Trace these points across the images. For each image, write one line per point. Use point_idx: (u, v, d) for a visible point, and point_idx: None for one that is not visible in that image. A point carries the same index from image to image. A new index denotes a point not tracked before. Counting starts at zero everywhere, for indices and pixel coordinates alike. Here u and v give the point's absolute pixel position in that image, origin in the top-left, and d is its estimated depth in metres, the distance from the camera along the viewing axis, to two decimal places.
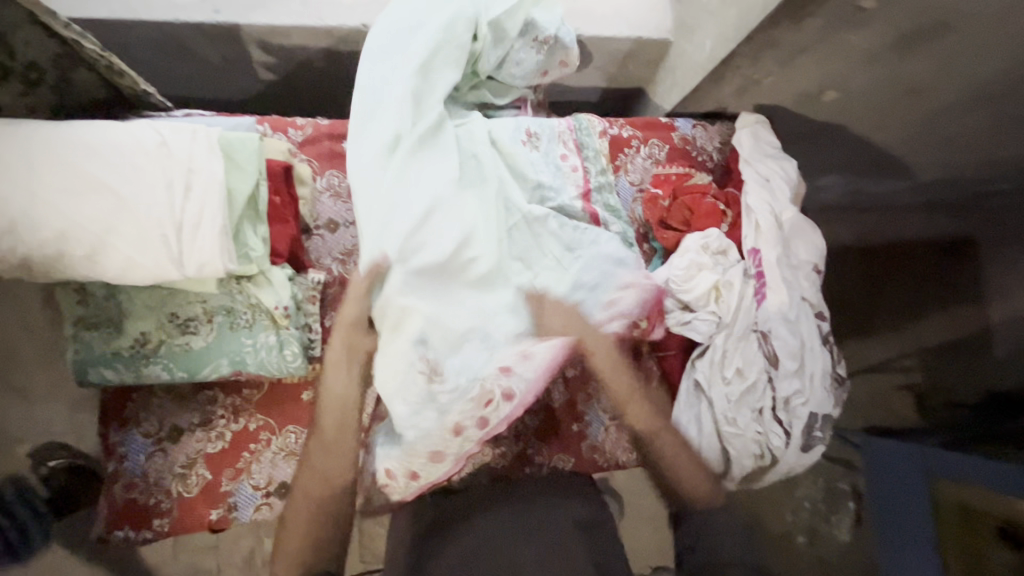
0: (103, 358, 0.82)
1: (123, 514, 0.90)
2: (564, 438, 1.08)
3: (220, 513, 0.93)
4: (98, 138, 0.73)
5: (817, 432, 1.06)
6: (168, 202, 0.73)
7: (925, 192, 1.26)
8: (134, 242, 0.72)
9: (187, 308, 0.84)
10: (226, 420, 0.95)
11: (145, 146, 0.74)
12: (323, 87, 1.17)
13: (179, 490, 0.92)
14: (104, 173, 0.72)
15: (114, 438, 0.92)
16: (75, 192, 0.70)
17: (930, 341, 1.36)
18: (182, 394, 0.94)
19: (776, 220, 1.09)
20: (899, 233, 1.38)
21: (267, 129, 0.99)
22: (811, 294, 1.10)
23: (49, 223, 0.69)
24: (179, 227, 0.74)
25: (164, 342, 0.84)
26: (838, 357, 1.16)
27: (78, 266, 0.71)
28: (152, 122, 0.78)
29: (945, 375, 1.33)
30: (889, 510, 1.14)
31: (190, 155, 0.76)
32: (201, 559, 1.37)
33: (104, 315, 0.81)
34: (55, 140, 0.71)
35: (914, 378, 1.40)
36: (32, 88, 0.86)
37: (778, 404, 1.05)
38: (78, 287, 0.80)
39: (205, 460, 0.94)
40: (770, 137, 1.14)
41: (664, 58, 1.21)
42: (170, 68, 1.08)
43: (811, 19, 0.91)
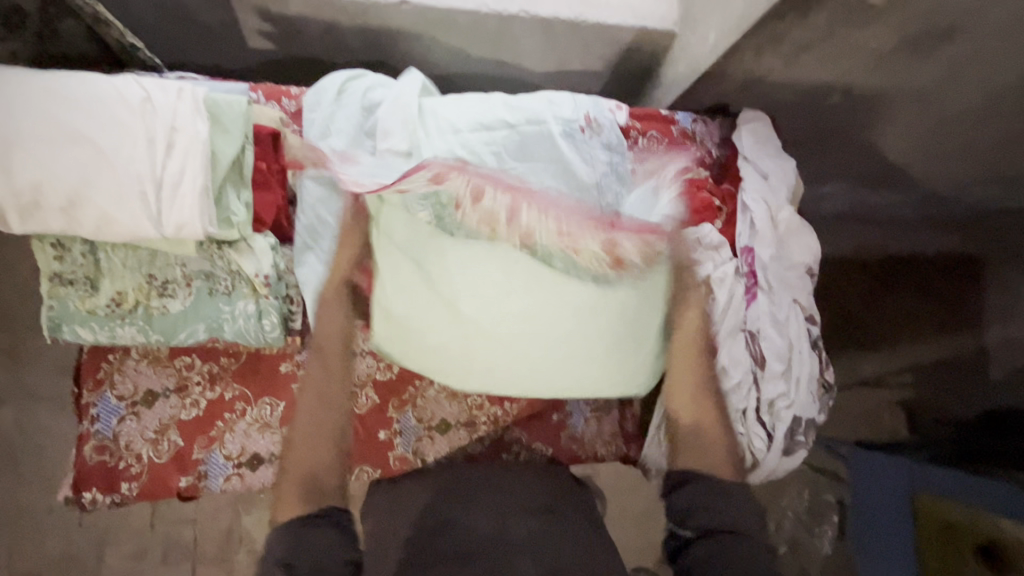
0: (77, 314, 0.81)
1: (94, 475, 0.90)
2: (543, 426, 1.07)
3: (190, 481, 0.92)
4: (76, 89, 0.72)
5: (800, 437, 1.03)
6: (148, 158, 0.72)
7: (927, 208, 1.31)
8: (111, 195, 0.71)
9: (166, 270, 0.84)
10: (202, 387, 0.94)
11: (127, 102, 0.73)
12: (315, 60, 1.15)
13: (150, 454, 0.92)
14: (85, 123, 0.71)
15: (87, 399, 0.91)
16: (54, 143, 0.69)
17: (924, 361, 1.40)
18: (159, 357, 0.93)
19: (773, 220, 1.07)
20: (901, 247, 1.41)
21: (260, 97, 0.92)
22: (802, 297, 1.08)
23: (28, 172, 0.68)
24: (159, 186, 0.73)
25: (141, 302, 0.83)
26: (825, 361, 1.14)
27: (54, 216, 0.71)
28: (138, 76, 0.76)
29: (937, 392, 1.38)
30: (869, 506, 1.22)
31: (174, 113, 0.75)
32: (179, 530, 1.40)
33: (78, 272, 0.80)
34: (32, 87, 0.70)
35: (906, 394, 1.41)
36: (14, 33, 0.81)
37: (763, 407, 1.02)
38: (54, 242, 0.79)
39: (177, 427, 0.93)
40: (772, 134, 1.13)
41: (668, 51, 1.19)
42: (168, 34, 1.08)
43: (817, 14, 0.88)
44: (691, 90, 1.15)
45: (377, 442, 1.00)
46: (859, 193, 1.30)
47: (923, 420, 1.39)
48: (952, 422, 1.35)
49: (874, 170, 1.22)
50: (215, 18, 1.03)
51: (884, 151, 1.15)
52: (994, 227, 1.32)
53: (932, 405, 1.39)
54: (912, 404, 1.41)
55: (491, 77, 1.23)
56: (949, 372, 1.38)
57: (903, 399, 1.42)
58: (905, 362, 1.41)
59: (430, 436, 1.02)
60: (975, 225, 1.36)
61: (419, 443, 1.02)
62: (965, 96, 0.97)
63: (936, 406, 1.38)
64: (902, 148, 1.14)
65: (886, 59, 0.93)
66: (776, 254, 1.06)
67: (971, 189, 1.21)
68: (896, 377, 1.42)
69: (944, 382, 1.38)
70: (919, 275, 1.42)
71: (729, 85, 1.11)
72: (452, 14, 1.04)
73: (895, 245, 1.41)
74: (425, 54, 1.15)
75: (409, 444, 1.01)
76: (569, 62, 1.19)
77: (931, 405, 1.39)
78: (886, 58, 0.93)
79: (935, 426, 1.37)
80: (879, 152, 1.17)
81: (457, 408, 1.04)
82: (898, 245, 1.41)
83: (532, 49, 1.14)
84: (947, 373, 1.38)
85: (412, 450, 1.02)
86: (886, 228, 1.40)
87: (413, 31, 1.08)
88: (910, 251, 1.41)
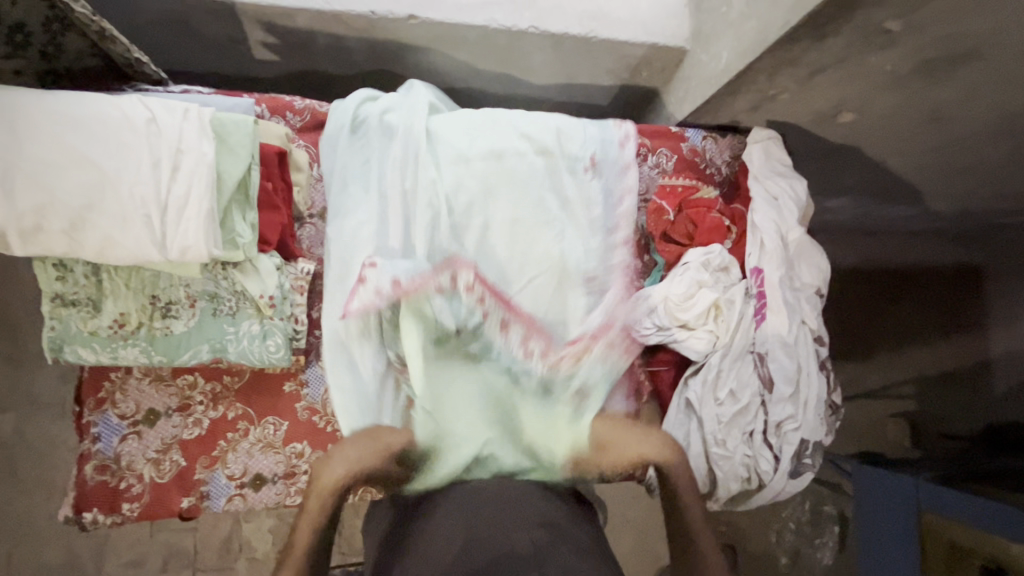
0: (79, 335, 0.80)
1: (95, 496, 0.89)
2: None
3: (192, 501, 0.91)
4: (80, 111, 0.70)
5: (806, 459, 1.04)
6: (153, 181, 0.71)
7: (935, 222, 1.26)
8: (115, 219, 0.70)
9: (170, 291, 0.83)
10: (204, 407, 0.93)
11: (133, 124, 0.71)
12: (322, 71, 1.13)
13: (151, 475, 0.91)
14: (89, 147, 0.69)
15: (88, 418, 0.90)
16: (58, 166, 0.68)
17: (928, 371, 1.38)
18: (161, 376, 0.92)
19: (782, 241, 1.07)
20: (905, 260, 1.38)
21: (264, 111, 0.93)
22: (811, 318, 1.07)
23: (30, 196, 0.67)
24: (164, 210, 0.72)
25: (144, 324, 0.82)
26: (832, 382, 1.13)
27: (57, 239, 0.69)
28: (143, 96, 0.75)
29: (941, 404, 1.35)
30: (875, 518, 1.23)
31: (180, 135, 0.73)
32: (179, 538, 1.39)
33: (81, 293, 0.79)
34: (35, 109, 0.69)
35: (909, 406, 1.40)
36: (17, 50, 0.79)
37: (769, 428, 1.03)
38: (56, 262, 0.78)
39: (180, 447, 0.92)
40: (782, 153, 1.12)
41: (679, 66, 1.17)
42: (173, 45, 1.06)
43: (834, 37, 0.87)
44: (702, 107, 1.13)
45: None
46: (868, 209, 1.28)
47: (927, 435, 1.36)
48: (953, 436, 1.32)
49: (885, 188, 1.20)
50: (221, 30, 1.01)
51: (896, 172, 1.14)
52: (1004, 242, 1.26)
53: (934, 418, 1.36)
54: (915, 417, 1.39)
55: (498, 90, 1.21)
56: (951, 386, 1.35)
57: (900, 412, 1.41)
58: (908, 373, 1.40)
59: None
60: (988, 239, 1.28)
61: None
62: (979, 122, 0.94)
63: (939, 419, 1.35)
64: (912, 170, 1.12)
65: (902, 83, 0.92)
66: (785, 276, 1.06)
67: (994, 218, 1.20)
68: (900, 388, 1.42)
69: (943, 395, 1.35)
70: (933, 290, 1.38)
71: (740, 103, 1.10)
72: (460, 28, 1.02)
73: (899, 258, 1.39)
74: (433, 67, 1.14)
75: None
76: (578, 77, 1.17)
77: (934, 418, 1.36)
78: (901, 81, 0.92)
79: (938, 441, 1.33)
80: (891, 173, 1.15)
81: None
82: (906, 257, 1.38)
83: (541, 64, 1.13)
84: (949, 387, 1.34)
85: None
86: (893, 242, 1.38)
87: (421, 44, 1.06)
88: (914, 262, 1.38)
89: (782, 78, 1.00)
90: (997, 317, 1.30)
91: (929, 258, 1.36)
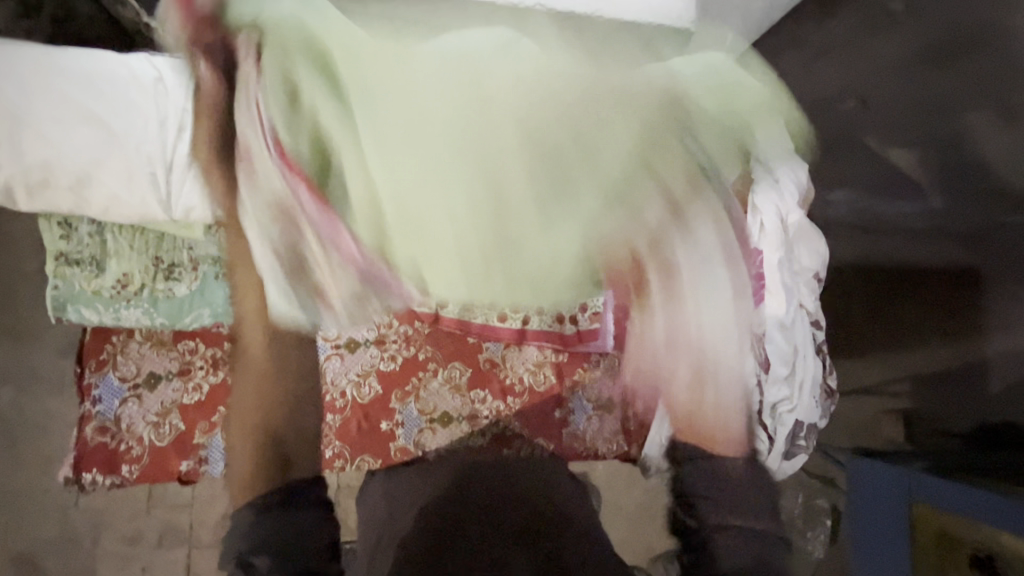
0: (83, 294, 0.81)
1: (94, 456, 0.90)
2: (545, 422, 1.07)
3: (190, 465, 0.92)
4: (90, 67, 0.71)
5: (800, 441, 1.07)
6: (160, 140, 0.72)
7: (935, 220, 1.14)
8: (122, 176, 0.71)
9: (172, 254, 0.83)
10: (205, 372, 0.93)
11: (140, 82, 0.72)
12: None
13: (151, 437, 0.91)
14: (95, 104, 0.70)
15: (89, 380, 0.90)
16: (64, 120, 0.69)
17: (921, 370, 1.24)
18: (163, 340, 0.92)
19: (782, 227, 1.07)
20: (916, 256, 1.19)
21: None
22: (808, 301, 1.09)
23: (38, 151, 0.68)
24: (169, 169, 0.72)
25: (147, 285, 0.83)
26: (829, 368, 1.14)
27: (63, 196, 0.70)
28: (150, 56, 0.75)
29: (934, 404, 1.23)
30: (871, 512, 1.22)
31: (186, 95, 0.74)
32: (174, 515, 1.40)
33: (85, 252, 0.80)
34: (45, 64, 0.70)
35: (905, 404, 1.28)
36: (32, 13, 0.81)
37: (765, 409, 1.04)
38: (62, 221, 0.79)
39: (180, 411, 0.92)
40: (785, 137, 1.12)
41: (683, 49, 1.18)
42: None
43: None
44: None
45: (382, 433, 1.01)
46: (868, 201, 1.22)
47: (920, 433, 1.25)
48: (949, 435, 1.21)
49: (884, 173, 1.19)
50: None
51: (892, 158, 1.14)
52: (1006, 242, 1.06)
53: (933, 417, 1.23)
54: (911, 415, 1.27)
55: None
56: (949, 385, 1.19)
57: (899, 411, 1.29)
58: (905, 370, 1.27)
59: (432, 427, 1.03)
60: (984, 238, 1.09)
61: (422, 434, 1.02)
62: None
63: (936, 417, 1.23)
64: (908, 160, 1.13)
65: None
66: (784, 258, 1.07)
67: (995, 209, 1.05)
68: (896, 387, 1.30)
69: (941, 395, 1.22)
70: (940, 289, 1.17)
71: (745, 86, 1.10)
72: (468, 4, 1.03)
73: (913, 254, 1.19)
74: None
75: (410, 434, 1.02)
76: None
77: (933, 416, 1.23)
78: None
79: (933, 440, 1.23)
80: (887, 162, 1.16)
81: (459, 402, 1.04)
82: (903, 254, 1.21)
83: None
84: (945, 387, 1.20)
85: (414, 441, 1.02)
86: (902, 241, 1.20)
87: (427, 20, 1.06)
88: (909, 256, 1.20)
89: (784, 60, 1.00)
90: (995, 322, 1.10)
91: (929, 257, 1.17)
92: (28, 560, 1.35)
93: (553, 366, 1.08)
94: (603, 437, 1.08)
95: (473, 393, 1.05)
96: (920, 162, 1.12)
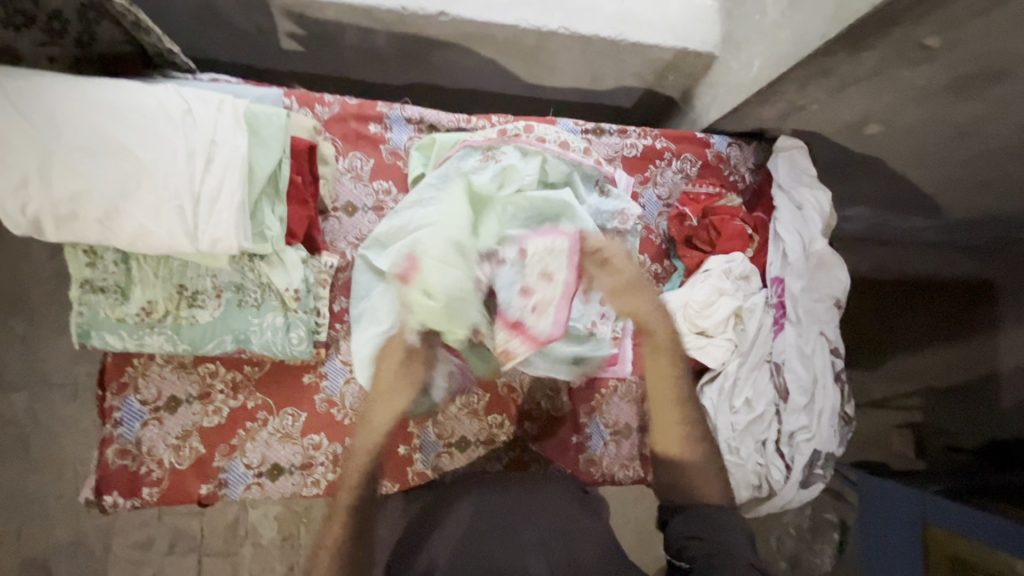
0: (107, 321, 0.81)
1: (115, 479, 0.90)
2: (562, 447, 1.06)
3: (210, 488, 0.92)
4: (120, 99, 0.71)
5: (817, 469, 1.05)
6: (188, 172, 0.71)
7: (949, 233, 1.29)
8: (148, 209, 0.70)
9: (196, 281, 0.83)
10: (225, 395, 0.93)
11: (169, 114, 0.72)
12: (348, 65, 1.14)
13: (171, 461, 0.92)
14: (125, 136, 0.70)
15: (111, 403, 0.91)
16: (93, 154, 0.69)
17: (937, 383, 1.40)
18: (183, 363, 0.93)
19: (804, 254, 1.07)
20: (922, 268, 1.39)
21: (294, 104, 0.93)
22: (829, 330, 1.08)
23: (66, 184, 0.67)
24: (196, 202, 0.72)
25: (170, 312, 0.83)
26: (847, 395, 1.13)
27: (90, 228, 0.70)
28: (178, 87, 0.75)
29: (947, 416, 1.38)
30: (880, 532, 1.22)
31: (214, 126, 0.74)
32: (186, 522, 1.41)
33: (110, 279, 0.80)
34: (76, 97, 0.70)
35: (915, 416, 1.41)
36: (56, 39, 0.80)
37: (782, 437, 1.04)
38: (87, 249, 0.79)
39: (199, 434, 0.92)
40: (808, 163, 1.11)
41: (705, 71, 1.17)
42: (197, 34, 1.06)
43: (868, 52, 0.86)
44: (728, 114, 1.13)
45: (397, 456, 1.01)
46: (886, 221, 1.29)
47: (932, 445, 1.38)
48: (960, 450, 1.33)
49: (902, 196, 1.19)
50: (247, 20, 1.01)
51: (913, 184, 1.14)
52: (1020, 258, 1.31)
53: (945, 430, 1.37)
54: (921, 426, 1.40)
55: (522, 91, 1.22)
56: (963, 394, 1.37)
57: (910, 423, 1.41)
58: (916, 385, 1.41)
59: (449, 450, 1.03)
60: (1005, 250, 1.33)
61: (439, 458, 1.02)
62: (1006, 138, 0.93)
63: (948, 431, 1.37)
64: (928, 185, 1.13)
65: (934, 96, 0.91)
66: (805, 287, 1.06)
67: (976, 246, 1.34)
68: (906, 400, 1.42)
69: (954, 404, 1.37)
70: (937, 297, 1.40)
71: (766, 110, 1.09)
72: (490, 28, 1.02)
73: (916, 267, 1.40)
74: (457, 65, 1.13)
75: (427, 457, 1.02)
76: (603, 77, 1.17)
77: (945, 430, 1.38)
78: (934, 95, 0.90)
79: (945, 453, 1.35)
80: (908, 186, 1.16)
81: (476, 426, 1.04)
82: (915, 267, 1.40)
83: (566, 64, 1.12)
84: (954, 399, 1.38)
85: (431, 465, 1.02)
86: (908, 251, 1.39)
87: (449, 42, 1.06)
88: (926, 273, 1.39)
89: (808, 90, 0.99)
90: (1011, 318, 1.33)
91: (944, 268, 1.38)
92: (41, 565, 1.36)
93: (570, 392, 1.07)
94: (620, 461, 1.08)
95: (491, 417, 1.04)
96: (939, 188, 1.12)
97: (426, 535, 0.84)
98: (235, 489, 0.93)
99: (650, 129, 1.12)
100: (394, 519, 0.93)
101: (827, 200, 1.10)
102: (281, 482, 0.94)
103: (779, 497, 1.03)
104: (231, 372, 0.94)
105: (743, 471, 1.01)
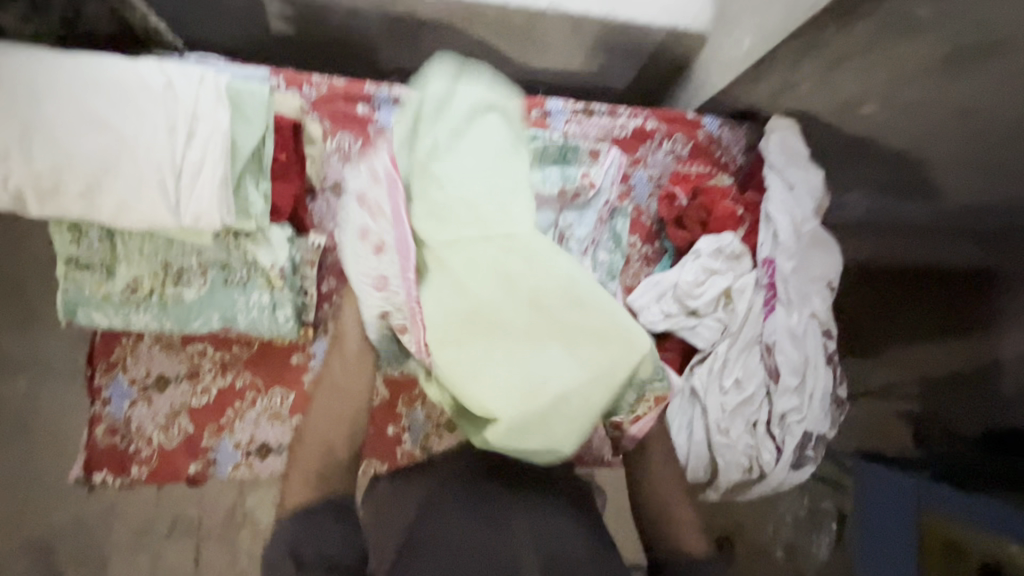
0: (93, 299, 0.81)
1: (105, 457, 0.90)
2: None
3: (199, 467, 0.93)
4: (104, 74, 0.71)
5: (809, 451, 1.04)
6: (169, 147, 0.71)
7: (935, 213, 1.05)
8: (131, 184, 0.70)
9: (181, 259, 0.83)
10: (213, 375, 0.94)
11: (151, 88, 0.72)
12: (340, 47, 1.13)
13: (160, 439, 0.92)
14: (107, 110, 0.70)
15: (100, 382, 0.91)
16: (75, 128, 0.69)
17: (933, 372, 1.14)
18: (171, 343, 0.93)
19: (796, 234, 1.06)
20: (924, 252, 1.09)
21: (281, 83, 0.93)
22: (822, 311, 1.06)
23: (49, 158, 0.68)
24: (178, 176, 0.72)
25: (156, 290, 0.83)
26: (840, 377, 1.12)
27: (75, 203, 0.70)
28: (161, 62, 0.75)
29: (954, 408, 1.09)
30: (879, 517, 1.21)
31: (196, 100, 0.73)
32: (184, 507, 1.41)
33: (95, 257, 0.80)
34: (59, 71, 0.70)
35: (913, 406, 1.19)
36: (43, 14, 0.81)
37: (773, 419, 1.03)
38: (73, 225, 0.79)
39: (188, 413, 0.93)
40: (801, 141, 1.10)
41: (699, 51, 1.16)
42: (188, 15, 1.06)
43: (860, 25, 0.86)
44: (721, 94, 1.12)
45: (388, 436, 1.02)
46: (879, 204, 1.16)
47: (933, 438, 1.14)
48: (951, 438, 1.11)
49: None
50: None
51: None
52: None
53: (945, 419, 1.13)
54: (920, 420, 1.18)
55: (515, 72, 1.21)
56: (970, 390, 1.07)
57: (904, 415, 1.21)
58: (912, 374, 1.19)
59: (438, 432, 1.03)
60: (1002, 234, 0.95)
61: (428, 439, 1.03)
62: None
63: (948, 420, 1.12)
64: None
65: (927, 72, 0.89)
66: (797, 267, 1.05)
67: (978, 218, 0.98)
68: (905, 390, 1.22)
69: (956, 403, 1.09)
70: (937, 289, 1.10)
71: (760, 90, 1.08)
72: (481, 6, 1.01)
73: (920, 250, 1.10)
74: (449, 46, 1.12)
75: (417, 438, 1.02)
76: (596, 58, 1.16)
77: (946, 420, 1.13)
78: (929, 71, 0.89)
79: (937, 443, 1.14)
80: None
81: None
82: (926, 252, 1.09)
83: (558, 44, 1.11)
84: (961, 394, 1.08)
85: (421, 446, 1.02)
86: (956, 230, 1.05)
87: (439, 21, 1.05)
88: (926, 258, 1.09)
89: (802, 67, 0.98)
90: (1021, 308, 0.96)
91: (936, 254, 1.07)
92: (42, 548, 1.37)
93: None
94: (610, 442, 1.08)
95: None
96: None
97: (417, 514, 0.83)
98: (221, 467, 0.93)
99: (641, 109, 1.11)
100: (381, 498, 0.93)
101: (819, 180, 1.09)
102: (267, 461, 0.94)
103: (770, 479, 1.03)
104: (218, 351, 0.94)
105: (732, 451, 1.02)
